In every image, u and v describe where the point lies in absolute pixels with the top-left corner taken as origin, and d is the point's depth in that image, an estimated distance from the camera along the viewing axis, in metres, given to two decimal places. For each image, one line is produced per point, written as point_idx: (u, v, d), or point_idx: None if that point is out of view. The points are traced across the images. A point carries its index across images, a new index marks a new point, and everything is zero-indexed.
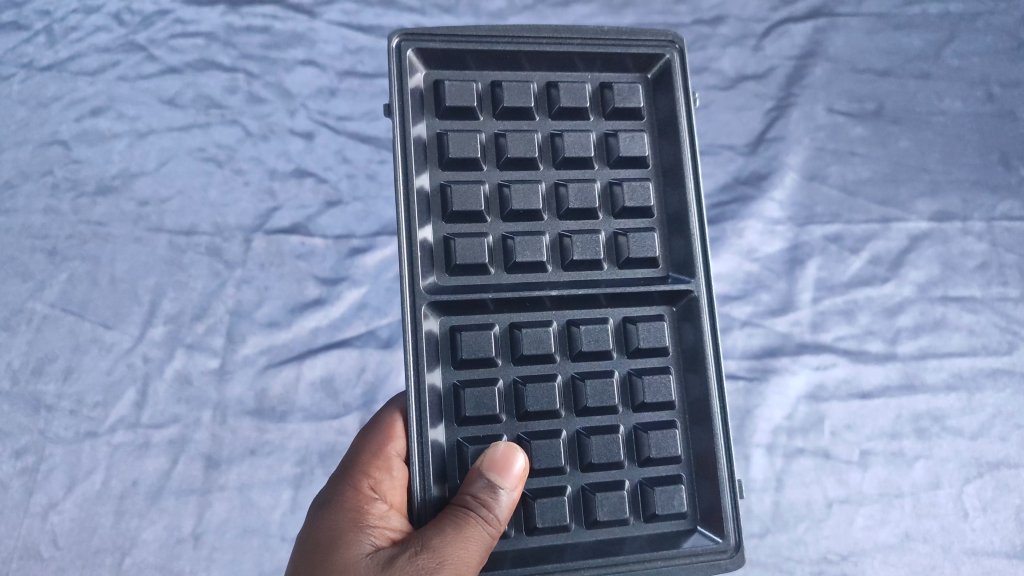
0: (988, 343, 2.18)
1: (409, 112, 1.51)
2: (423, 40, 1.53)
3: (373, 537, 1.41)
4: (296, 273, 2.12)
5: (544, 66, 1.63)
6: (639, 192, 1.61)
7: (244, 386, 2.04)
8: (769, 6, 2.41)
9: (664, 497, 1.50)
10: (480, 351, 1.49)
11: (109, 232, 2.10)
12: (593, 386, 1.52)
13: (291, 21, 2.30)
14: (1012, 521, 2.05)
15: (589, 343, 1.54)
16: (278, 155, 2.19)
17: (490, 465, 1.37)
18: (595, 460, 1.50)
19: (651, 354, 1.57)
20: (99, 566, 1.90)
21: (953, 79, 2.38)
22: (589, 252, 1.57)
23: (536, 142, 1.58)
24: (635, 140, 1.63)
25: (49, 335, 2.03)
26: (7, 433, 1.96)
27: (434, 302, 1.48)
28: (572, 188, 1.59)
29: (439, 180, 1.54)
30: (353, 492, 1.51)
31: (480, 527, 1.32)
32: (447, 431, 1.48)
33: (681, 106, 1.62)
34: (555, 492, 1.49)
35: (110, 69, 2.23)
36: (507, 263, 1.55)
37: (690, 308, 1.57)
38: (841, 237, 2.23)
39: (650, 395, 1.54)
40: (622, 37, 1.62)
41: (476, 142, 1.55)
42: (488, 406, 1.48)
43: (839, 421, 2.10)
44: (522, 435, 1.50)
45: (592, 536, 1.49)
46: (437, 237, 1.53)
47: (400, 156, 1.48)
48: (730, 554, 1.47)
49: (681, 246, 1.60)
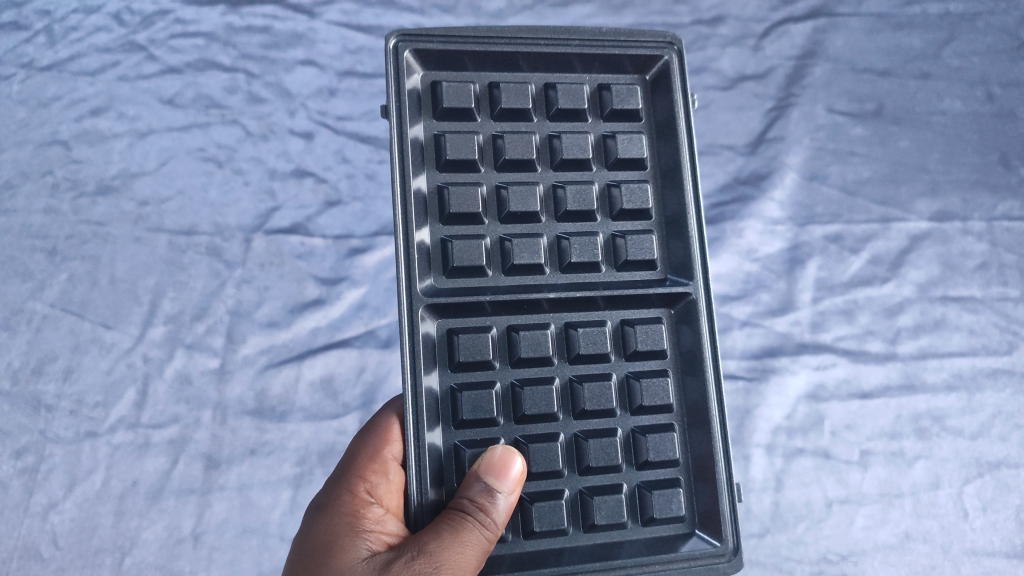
0: (988, 343, 2.18)
1: (406, 113, 1.51)
2: (420, 41, 1.54)
3: (369, 541, 1.40)
4: (296, 273, 2.12)
5: (542, 67, 1.63)
6: (637, 194, 1.61)
7: (244, 387, 2.04)
8: (769, 6, 2.41)
9: (662, 500, 1.50)
10: (478, 354, 1.49)
11: (109, 232, 2.10)
12: (591, 389, 1.52)
13: (291, 21, 2.30)
14: (1012, 521, 2.05)
15: (587, 345, 1.54)
16: (278, 155, 2.19)
17: (487, 468, 1.37)
18: (593, 463, 1.50)
19: (649, 357, 1.57)
20: (100, 566, 1.90)
21: (953, 79, 2.38)
22: (587, 254, 1.57)
23: (533, 144, 1.58)
24: (633, 142, 1.63)
25: (49, 335, 2.03)
26: (7, 433, 1.96)
27: (431, 304, 1.48)
28: (569, 189, 1.59)
29: (437, 181, 1.54)
30: (349, 496, 1.50)
31: (476, 531, 1.32)
32: (444, 434, 1.48)
33: (680, 108, 1.62)
34: (552, 495, 1.48)
35: (110, 69, 2.23)
36: (505, 265, 1.55)
37: (689, 310, 1.57)
38: (841, 237, 2.23)
39: (648, 398, 1.54)
40: (620, 39, 1.62)
41: (473, 143, 1.55)
42: (485, 410, 1.48)
43: (839, 421, 2.10)
44: (519, 438, 1.50)
45: (590, 539, 1.49)
46: (434, 239, 1.53)
47: (398, 157, 1.48)
48: (728, 558, 1.47)
49: (679, 248, 1.60)
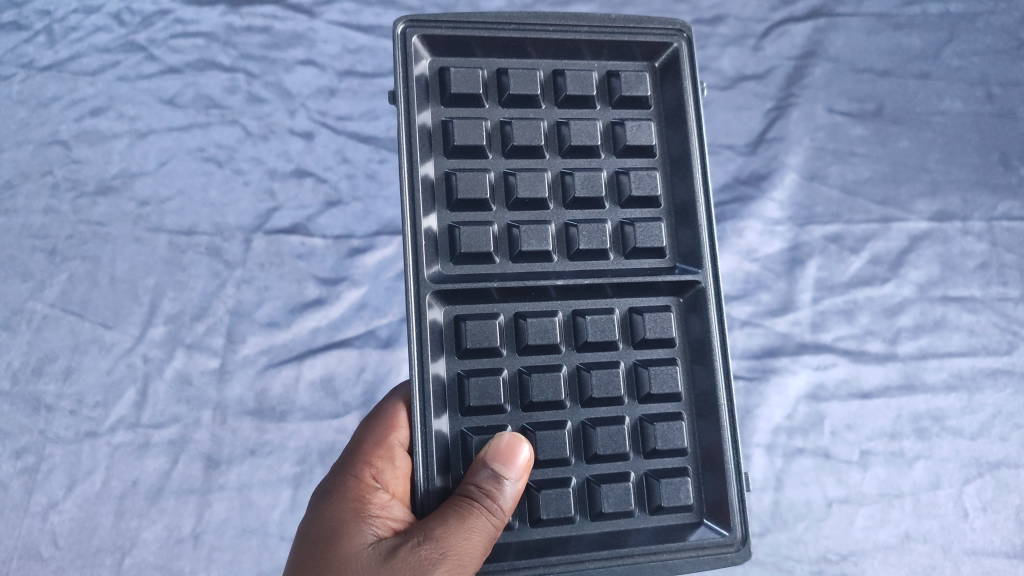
0: (988, 343, 2.18)
1: (413, 99, 1.51)
2: (428, 27, 1.54)
3: (375, 526, 1.41)
4: (296, 273, 2.12)
5: (551, 54, 1.63)
6: (646, 181, 1.61)
7: (244, 386, 2.04)
8: (769, 6, 2.41)
9: (670, 489, 1.50)
10: (485, 340, 1.49)
11: (109, 232, 2.11)
12: (599, 376, 1.53)
13: (291, 21, 2.30)
14: (1013, 521, 2.04)
15: (595, 333, 1.54)
16: (278, 155, 2.19)
17: (495, 455, 1.37)
18: (601, 451, 1.50)
19: (657, 345, 1.57)
20: (100, 567, 1.90)
21: (953, 79, 2.38)
22: (595, 241, 1.57)
23: (542, 130, 1.58)
24: (642, 129, 1.63)
25: (49, 334, 2.03)
26: (7, 433, 1.96)
27: (439, 291, 1.48)
28: (578, 176, 1.59)
29: (445, 168, 1.54)
30: (355, 481, 1.50)
31: (483, 517, 1.33)
32: (451, 421, 1.48)
33: (689, 95, 1.62)
34: (560, 483, 1.48)
35: (110, 69, 2.23)
36: (513, 252, 1.55)
37: (698, 299, 1.57)
38: (841, 237, 2.23)
39: (656, 386, 1.54)
40: (630, 25, 1.62)
41: (481, 129, 1.55)
42: (492, 396, 1.48)
43: (839, 421, 2.10)
44: (526, 425, 1.50)
45: (597, 527, 1.49)
46: (442, 225, 1.53)
47: (406, 143, 1.48)
48: (736, 548, 1.47)
49: (688, 237, 1.60)
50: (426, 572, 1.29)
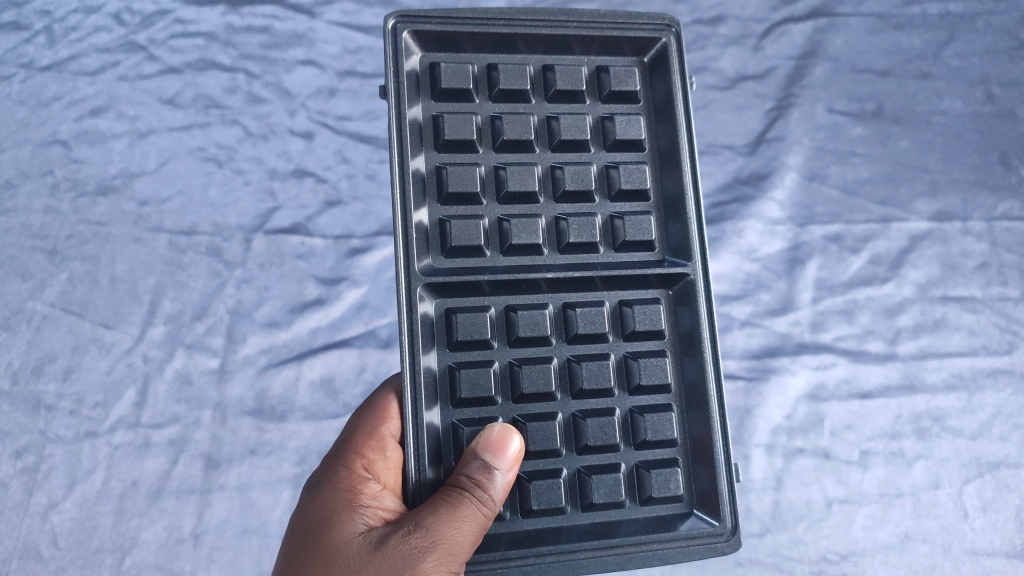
0: (988, 343, 2.18)
1: (404, 93, 1.51)
2: (419, 22, 1.54)
3: (366, 516, 1.40)
4: (296, 273, 2.12)
5: (541, 49, 1.63)
6: (635, 175, 1.61)
7: (244, 386, 2.04)
8: (769, 6, 2.41)
9: (660, 480, 1.50)
10: (476, 333, 1.50)
11: (109, 232, 2.11)
12: (589, 368, 1.53)
13: (291, 22, 2.30)
14: (1013, 522, 2.04)
15: (585, 325, 1.54)
16: (278, 155, 2.19)
17: (485, 446, 1.37)
18: (590, 442, 1.50)
19: (647, 337, 1.57)
20: (99, 566, 1.90)
21: (953, 79, 2.38)
22: (585, 235, 1.57)
23: (531, 125, 1.58)
24: (631, 124, 1.63)
25: (48, 334, 2.03)
26: (7, 433, 1.96)
27: (429, 284, 1.48)
28: (568, 170, 1.59)
29: (435, 162, 1.54)
30: (347, 472, 1.51)
31: (474, 507, 1.33)
32: (442, 414, 1.48)
33: (678, 90, 1.61)
34: (551, 474, 1.49)
35: (110, 69, 2.23)
36: (503, 246, 1.55)
37: (686, 291, 1.57)
38: (841, 237, 2.23)
39: (646, 378, 1.54)
40: (618, 21, 1.62)
41: (471, 123, 1.55)
42: (483, 388, 1.47)
43: (839, 421, 2.10)
44: (517, 417, 1.50)
45: (588, 518, 1.49)
46: (432, 219, 1.53)
47: (396, 137, 1.48)
48: (726, 537, 1.47)
49: (677, 231, 1.60)
50: (417, 561, 1.29)
